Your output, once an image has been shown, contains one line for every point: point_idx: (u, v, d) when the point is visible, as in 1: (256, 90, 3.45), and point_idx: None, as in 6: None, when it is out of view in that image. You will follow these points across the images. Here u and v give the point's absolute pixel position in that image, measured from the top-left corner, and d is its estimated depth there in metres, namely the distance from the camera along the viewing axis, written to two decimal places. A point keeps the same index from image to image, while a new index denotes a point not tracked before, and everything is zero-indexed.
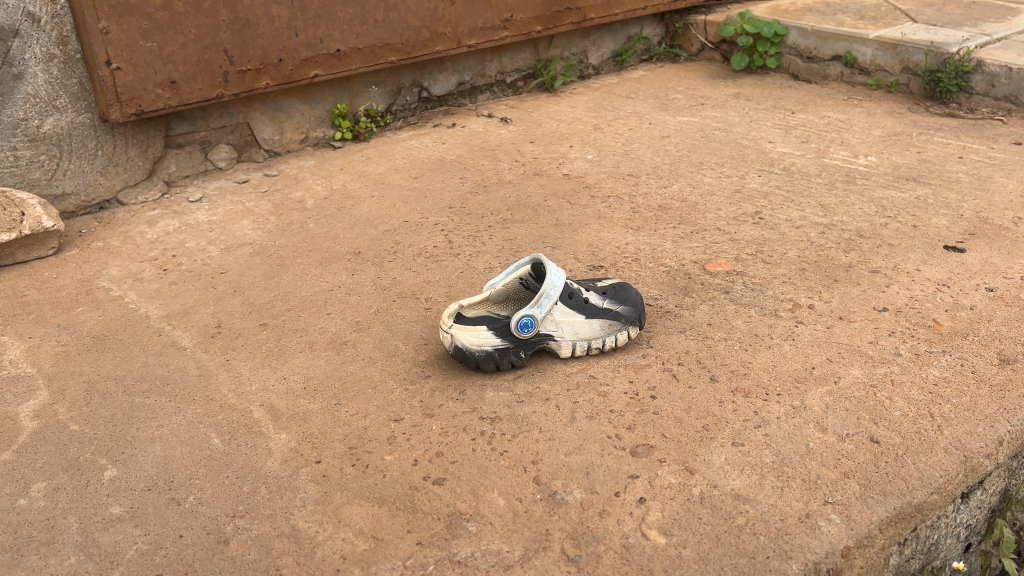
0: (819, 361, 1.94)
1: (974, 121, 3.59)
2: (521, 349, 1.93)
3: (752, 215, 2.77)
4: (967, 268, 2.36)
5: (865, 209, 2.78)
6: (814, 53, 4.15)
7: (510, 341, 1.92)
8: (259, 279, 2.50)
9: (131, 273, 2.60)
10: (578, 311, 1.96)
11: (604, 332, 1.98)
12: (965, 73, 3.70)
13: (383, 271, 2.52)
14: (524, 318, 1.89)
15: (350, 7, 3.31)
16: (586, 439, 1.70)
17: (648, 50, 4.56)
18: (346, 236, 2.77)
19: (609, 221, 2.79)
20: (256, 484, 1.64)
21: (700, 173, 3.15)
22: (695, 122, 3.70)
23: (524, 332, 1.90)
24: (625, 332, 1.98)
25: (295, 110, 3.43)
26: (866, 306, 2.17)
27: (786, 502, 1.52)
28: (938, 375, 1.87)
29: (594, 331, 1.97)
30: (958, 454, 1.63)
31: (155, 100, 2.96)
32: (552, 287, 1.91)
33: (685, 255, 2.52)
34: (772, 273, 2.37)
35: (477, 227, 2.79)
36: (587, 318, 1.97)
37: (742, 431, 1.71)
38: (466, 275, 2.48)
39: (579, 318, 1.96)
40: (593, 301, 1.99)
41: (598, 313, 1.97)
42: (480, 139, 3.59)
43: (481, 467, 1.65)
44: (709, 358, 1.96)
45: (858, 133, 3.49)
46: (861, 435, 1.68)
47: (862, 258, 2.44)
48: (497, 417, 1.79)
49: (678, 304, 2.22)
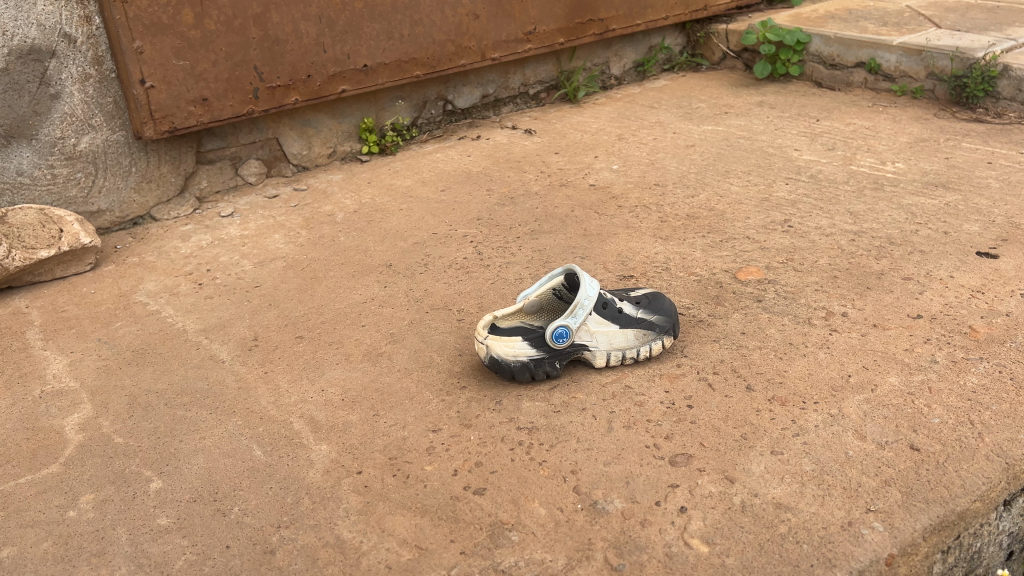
0: (855, 369, 1.94)
1: (1000, 126, 3.57)
2: (556, 359, 1.94)
3: (781, 224, 2.77)
4: (1001, 274, 2.35)
5: (895, 216, 2.77)
6: (837, 60, 4.16)
7: (545, 351, 1.93)
8: (293, 292, 2.53)
9: (167, 287, 2.64)
10: (613, 321, 1.97)
11: (638, 342, 1.99)
12: (992, 78, 3.68)
13: (415, 283, 2.55)
14: (558, 328, 1.90)
15: (376, 23, 3.36)
16: (624, 449, 1.71)
17: (671, 60, 4.58)
18: (377, 249, 2.80)
19: (637, 231, 2.80)
20: (299, 495, 1.66)
21: (727, 182, 3.16)
22: (719, 131, 3.71)
23: (559, 342, 1.91)
24: (659, 342, 1.99)
25: (322, 125, 3.48)
26: (900, 313, 2.17)
27: (828, 510, 1.52)
28: (976, 382, 1.86)
29: (628, 341, 1.98)
30: (999, 461, 1.62)
31: (187, 117, 3.00)
32: (586, 297, 1.92)
33: (715, 264, 2.52)
34: (804, 281, 2.38)
35: (506, 239, 2.81)
36: (621, 327, 1.98)
37: (780, 439, 1.71)
38: (498, 286, 2.50)
39: (614, 328, 1.97)
40: (627, 311, 2.01)
41: (632, 323, 1.99)
42: (506, 151, 3.62)
43: (521, 477, 1.66)
44: (744, 367, 1.96)
45: (885, 140, 3.48)
46: (901, 443, 1.68)
47: (894, 265, 2.44)
48: (534, 427, 1.80)
49: (710, 313, 2.23)
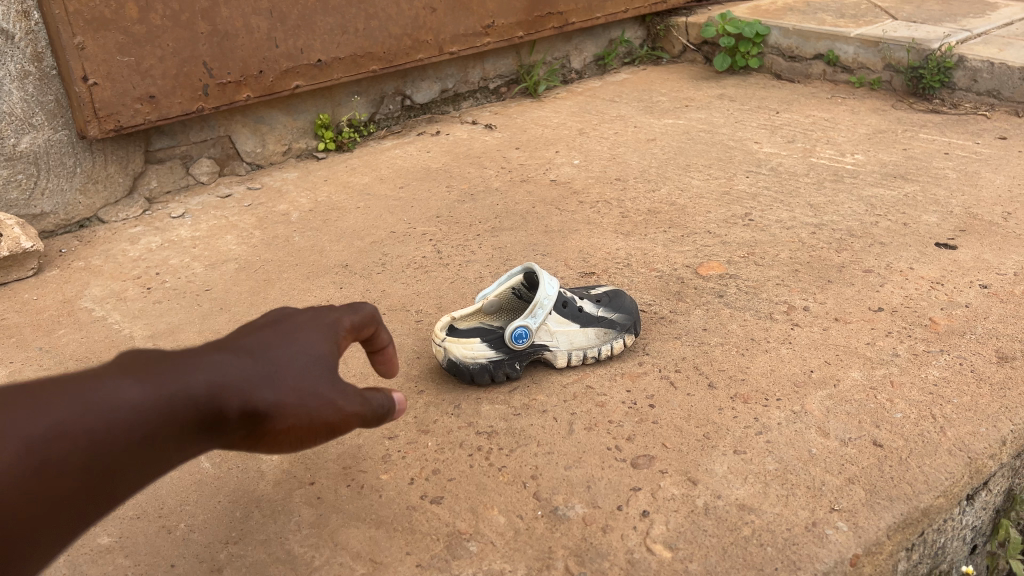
0: (817, 364, 1.92)
1: (957, 117, 3.59)
2: (516, 360, 1.89)
3: (742, 217, 2.76)
4: (960, 265, 2.35)
5: (855, 208, 2.77)
6: (796, 52, 4.17)
7: (505, 353, 1.88)
8: (245, 296, 2.46)
9: (114, 292, 2.55)
10: (574, 321, 1.93)
11: (599, 341, 1.95)
12: (948, 69, 3.70)
13: (371, 283, 2.49)
14: (518, 329, 1.86)
15: (330, 17, 3.28)
16: (585, 452, 1.67)
17: (631, 53, 4.57)
18: (333, 249, 2.73)
19: (599, 227, 2.77)
20: (249, 508, 1.60)
21: (688, 176, 3.14)
22: (680, 125, 3.68)
23: (519, 343, 1.87)
24: (620, 340, 1.96)
25: (276, 122, 3.39)
26: (861, 306, 2.16)
27: (792, 511, 1.49)
28: (937, 375, 1.85)
29: (589, 340, 1.94)
30: (962, 456, 1.61)
31: (133, 116, 2.91)
32: (546, 296, 1.88)
33: (677, 259, 2.50)
34: (764, 275, 2.36)
35: (466, 236, 2.76)
36: (582, 326, 1.94)
37: (743, 438, 1.68)
38: (457, 285, 2.44)
39: (574, 327, 1.93)
40: (587, 310, 1.97)
41: (593, 321, 1.95)
42: (465, 147, 3.56)
43: (479, 484, 1.61)
44: (706, 364, 1.94)
45: (844, 132, 3.49)
46: (864, 439, 1.66)
47: (855, 257, 2.43)
48: (494, 431, 1.75)
49: (672, 309, 2.20)
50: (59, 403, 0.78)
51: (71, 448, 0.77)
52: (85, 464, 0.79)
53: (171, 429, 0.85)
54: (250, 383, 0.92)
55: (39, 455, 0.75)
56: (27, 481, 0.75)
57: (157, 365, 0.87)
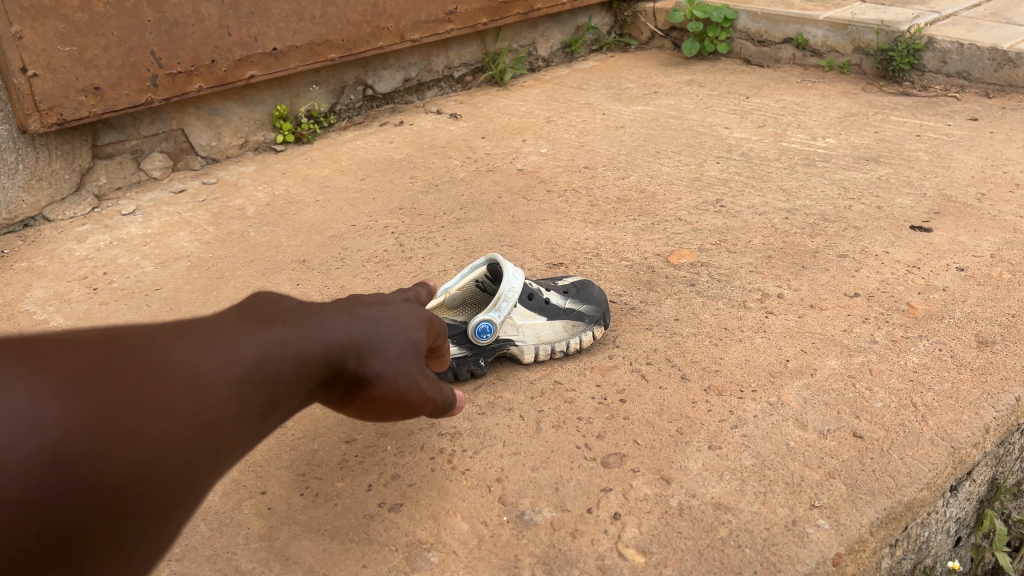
0: (793, 353, 1.84)
1: (928, 99, 3.55)
2: (480, 356, 1.80)
3: (713, 204, 2.68)
4: (936, 247, 2.29)
5: (828, 192, 2.70)
6: (765, 36, 4.11)
7: (468, 349, 1.79)
8: (196, 295, 2.35)
9: (58, 293, 2.43)
10: (540, 313, 1.84)
11: (568, 333, 1.86)
12: (917, 50, 3.65)
13: (330, 279, 2.38)
14: (481, 323, 1.76)
15: (285, 3, 3.16)
16: (553, 451, 1.58)
17: (598, 40, 4.49)
18: (290, 244, 2.62)
19: (567, 216, 2.68)
20: (195, 521, 1.50)
21: (658, 162, 3.06)
22: (649, 111, 3.61)
23: (482, 338, 1.77)
24: (589, 333, 1.87)
25: (231, 113, 3.26)
26: (836, 292, 2.09)
27: (771, 509, 1.42)
28: (917, 362, 1.78)
29: (557, 333, 1.85)
30: (945, 445, 1.54)
31: (78, 108, 2.77)
32: (510, 288, 1.79)
33: (647, 248, 2.42)
34: (737, 262, 2.28)
35: (429, 228, 2.66)
36: (549, 319, 1.85)
37: (718, 433, 1.60)
38: (419, 279, 2.34)
39: (541, 320, 1.84)
40: (554, 302, 1.88)
41: (560, 314, 1.86)
42: (429, 137, 3.45)
43: (441, 489, 1.52)
44: (679, 355, 1.86)
45: (815, 115, 3.43)
46: (843, 431, 1.59)
47: (829, 242, 2.37)
48: (457, 432, 1.66)
49: (643, 300, 2.12)
50: (249, 348, 0.91)
51: (259, 389, 0.90)
52: (263, 404, 0.91)
53: (319, 376, 1.00)
54: (371, 351, 1.07)
55: (242, 392, 0.88)
56: (234, 414, 0.86)
57: (305, 323, 1.01)
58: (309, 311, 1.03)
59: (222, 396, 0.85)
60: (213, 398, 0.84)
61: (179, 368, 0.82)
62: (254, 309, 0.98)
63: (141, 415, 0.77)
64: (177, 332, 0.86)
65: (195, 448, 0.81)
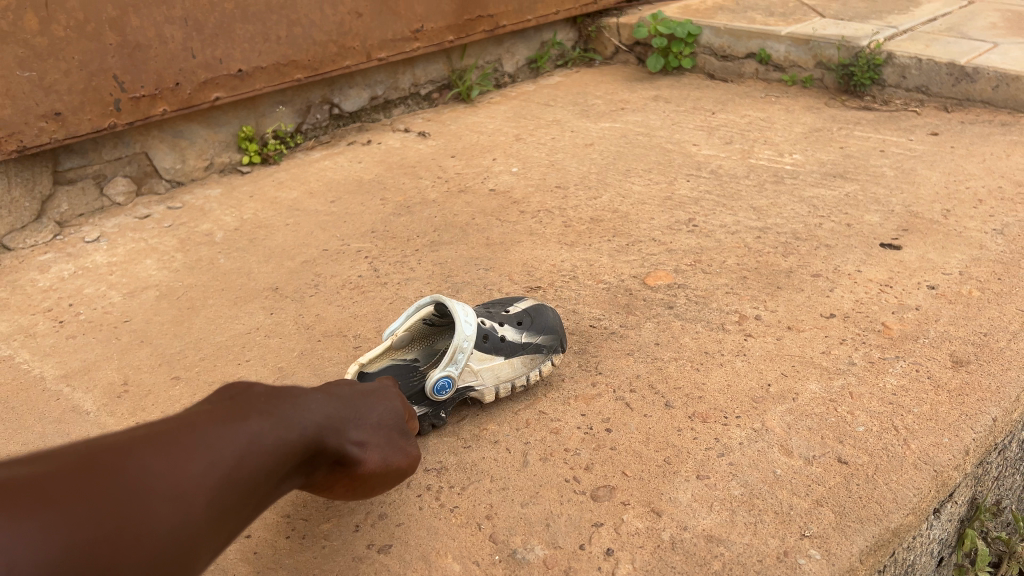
0: (774, 377, 1.86)
1: (889, 113, 3.61)
2: (441, 409, 1.73)
3: (686, 223, 2.70)
4: (906, 265, 2.33)
5: (797, 210, 2.74)
6: (728, 51, 4.16)
7: (428, 405, 1.71)
8: (167, 326, 2.30)
9: (22, 327, 2.36)
10: (498, 353, 1.78)
11: (526, 368, 1.82)
12: (877, 66, 3.72)
13: (304, 307, 2.35)
14: (439, 380, 1.68)
15: (249, 24, 3.11)
16: (542, 485, 1.57)
17: (563, 56, 4.51)
18: (262, 271, 2.58)
19: (541, 237, 2.68)
20: None
21: (629, 181, 3.08)
22: (617, 128, 3.63)
23: (441, 394, 1.69)
24: (546, 364, 1.85)
25: (196, 136, 3.21)
26: (812, 313, 2.11)
27: (762, 540, 1.42)
28: (895, 384, 1.81)
29: (515, 370, 1.81)
30: (928, 469, 1.56)
31: (38, 135, 2.71)
32: (464, 338, 1.70)
33: (623, 270, 2.42)
34: (713, 283, 2.30)
35: (403, 252, 2.64)
36: (506, 357, 1.80)
37: (705, 462, 1.60)
38: (396, 306, 2.32)
39: (499, 361, 1.78)
40: (510, 337, 1.82)
41: (517, 349, 1.81)
42: (398, 156, 3.43)
43: (430, 527, 1.50)
44: (662, 382, 1.86)
45: (780, 131, 3.48)
46: (828, 457, 1.60)
47: (802, 261, 2.39)
48: (443, 467, 1.64)
49: (622, 324, 2.12)
50: (225, 450, 1.01)
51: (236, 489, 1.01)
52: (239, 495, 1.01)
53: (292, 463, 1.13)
54: (337, 432, 1.23)
55: (222, 491, 0.98)
56: (214, 519, 0.96)
57: (281, 412, 1.14)
58: (280, 400, 1.16)
59: (201, 501, 0.95)
60: (192, 501, 0.94)
61: (166, 476, 0.94)
62: (229, 403, 1.10)
63: (123, 532, 0.87)
64: (154, 442, 0.96)
65: (180, 553, 0.92)
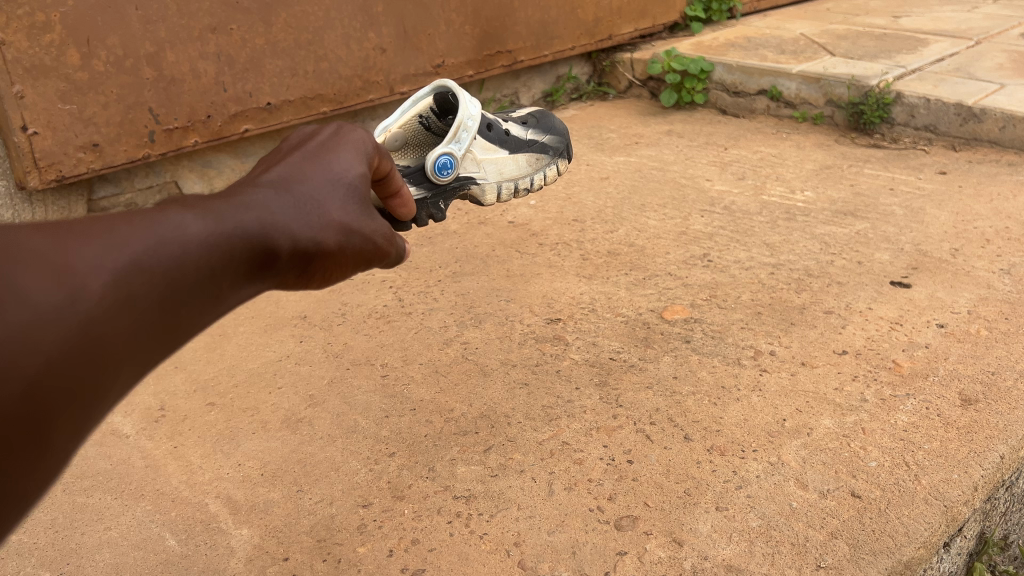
0: (789, 412, 1.92)
1: (898, 151, 3.70)
2: (439, 200, 1.76)
3: (701, 258, 2.78)
4: (915, 303, 2.40)
5: (809, 246, 2.82)
6: (740, 87, 4.27)
7: (428, 191, 1.74)
8: (200, 352, 2.38)
9: None
10: (501, 147, 1.89)
11: (528, 169, 1.97)
12: (886, 105, 3.81)
13: (332, 335, 2.43)
14: (440, 158, 1.73)
15: (279, 59, 3.22)
16: (567, 514, 1.65)
17: (578, 89, 4.62)
18: (289, 299, 2.66)
19: (560, 270, 2.76)
20: None
21: (644, 215, 3.16)
22: (632, 162, 3.72)
23: (442, 174, 1.75)
24: (548, 168, 2.01)
25: (224, 166, 3.31)
26: (826, 350, 2.18)
27: (779, 571, 1.50)
28: (906, 420, 1.88)
29: (516, 169, 1.93)
30: (938, 504, 1.63)
31: (77, 165, 2.82)
32: (467, 117, 1.76)
33: (641, 303, 2.50)
34: (729, 318, 2.38)
35: (426, 283, 2.72)
36: (509, 153, 1.91)
37: (724, 493, 1.67)
38: (421, 335, 2.39)
39: (501, 154, 1.89)
40: (512, 134, 1.93)
41: (519, 147, 1.94)
42: None
43: (461, 553, 1.58)
44: (681, 415, 1.93)
45: (792, 168, 3.56)
46: (842, 490, 1.67)
47: (815, 298, 2.47)
48: (471, 495, 1.72)
49: (641, 357, 2.19)
50: (130, 235, 0.74)
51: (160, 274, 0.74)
52: (163, 299, 0.75)
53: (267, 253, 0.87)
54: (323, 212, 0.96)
55: (162, 271, 0.75)
56: (165, 302, 0.75)
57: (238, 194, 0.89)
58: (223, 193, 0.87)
59: (100, 284, 0.69)
60: (102, 285, 0.69)
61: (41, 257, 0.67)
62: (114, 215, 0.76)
63: None
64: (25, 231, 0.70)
65: (118, 339, 0.71)
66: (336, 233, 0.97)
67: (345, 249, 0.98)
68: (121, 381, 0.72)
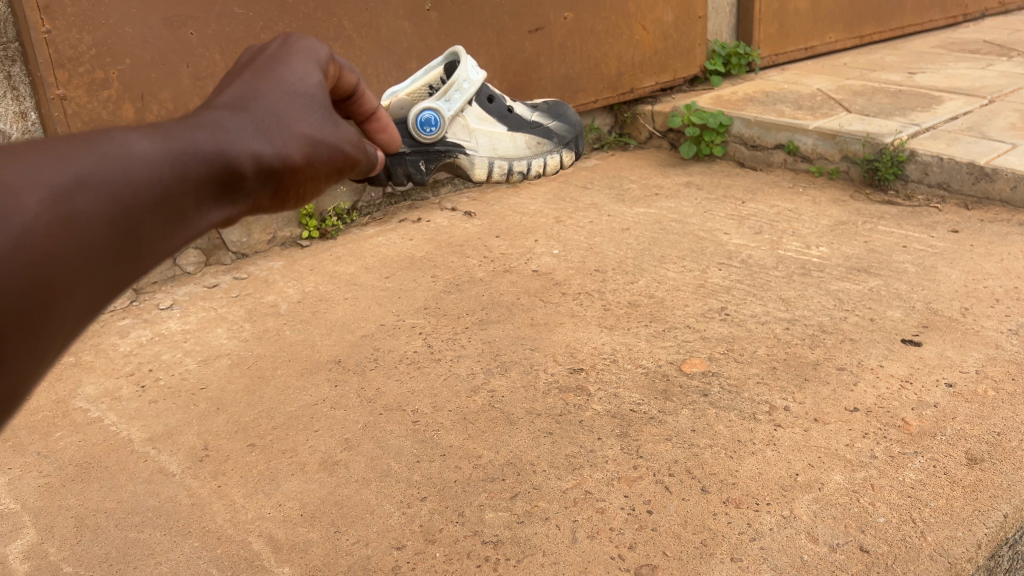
0: (802, 467, 2.02)
1: (912, 208, 3.81)
2: (419, 157, 1.83)
3: (718, 311, 2.89)
4: (925, 362, 2.50)
5: (823, 302, 2.92)
6: (757, 141, 4.40)
7: (409, 143, 1.81)
8: (240, 394, 2.51)
9: (108, 390, 2.57)
10: (499, 123, 1.92)
11: (525, 150, 1.95)
12: (901, 162, 3.93)
13: (365, 380, 2.55)
14: (426, 112, 1.79)
15: None
16: (590, 561, 1.76)
17: (600, 139, 4.77)
18: (324, 343, 2.80)
19: (583, 320, 2.88)
20: None
21: (664, 267, 3.28)
22: (652, 214, 3.85)
23: (425, 129, 1.80)
24: (550, 154, 1.97)
25: None
26: (838, 406, 2.28)
27: None
28: (914, 478, 1.97)
29: (511, 146, 1.93)
30: (942, 560, 1.72)
31: None
32: (463, 83, 1.84)
33: (660, 355, 2.61)
34: (745, 372, 2.48)
35: (454, 329, 2.84)
36: (507, 130, 1.93)
37: (738, 545, 1.77)
38: (450, 382, 2.51)
39: (496, 129, 1.92)
40: (517, 113, 1.95)
41: (519, 128, 1.95)
42: (446, 235, 3.66)
43: None
44: (698, 467, 2.03)
45: (808, 223, 3.68)
46: (851, 545, 1.77)
47: (828, 354, 2.57)
48: (499, 540, 1.83)
49: (660, 409, 2.30)
50: (70, 151, 0.65)
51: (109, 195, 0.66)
52: (114, 220, 0.67)
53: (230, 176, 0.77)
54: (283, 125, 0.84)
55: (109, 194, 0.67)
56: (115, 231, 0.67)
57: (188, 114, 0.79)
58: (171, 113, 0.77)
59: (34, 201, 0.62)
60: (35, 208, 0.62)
61: None
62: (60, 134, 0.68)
63: None
64: None
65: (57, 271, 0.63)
66: (301, 145, 0.84)
67: (313, 163, 0.86)
68: (68, 323, 0.65)
